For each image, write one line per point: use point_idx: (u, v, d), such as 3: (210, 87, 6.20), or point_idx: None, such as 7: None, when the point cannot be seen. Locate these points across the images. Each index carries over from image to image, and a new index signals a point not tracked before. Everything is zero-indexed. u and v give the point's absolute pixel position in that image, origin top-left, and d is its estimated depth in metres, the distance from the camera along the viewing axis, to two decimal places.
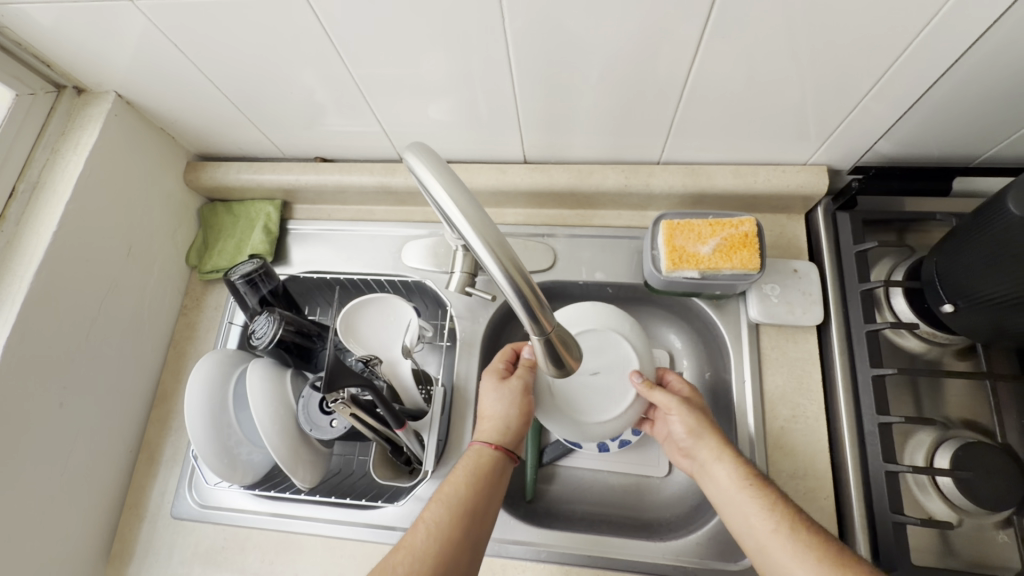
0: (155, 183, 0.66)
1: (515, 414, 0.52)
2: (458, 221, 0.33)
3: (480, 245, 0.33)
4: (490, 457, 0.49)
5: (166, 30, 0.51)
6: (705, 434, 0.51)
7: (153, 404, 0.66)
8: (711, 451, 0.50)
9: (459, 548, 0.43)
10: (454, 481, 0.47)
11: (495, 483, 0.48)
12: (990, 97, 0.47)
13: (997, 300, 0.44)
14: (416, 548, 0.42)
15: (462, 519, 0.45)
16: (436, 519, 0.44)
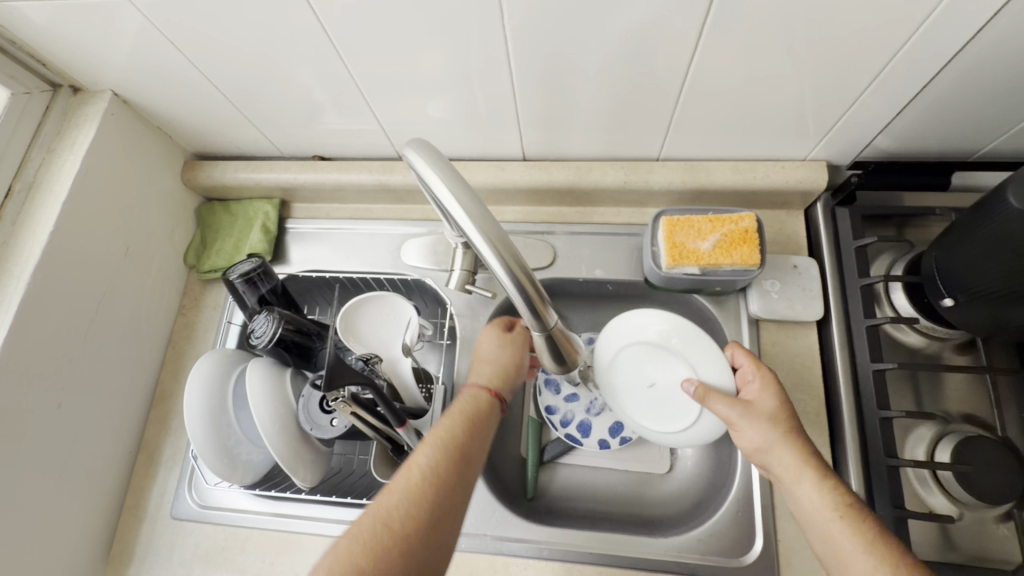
0: (153, 182, 0.65)
1: (513, 361, 0.51)
2: (460, 219, 0.33)
3: (481, 242, 0.33)
4: (481, 402, 0.48)
5: (162, 28, 0.51)
6: (779, 446, 0.45)
7: (152, 404, 0.66)
8: (790, 468, 0.44)
9: (454, 495, 0.41)
10: (445, 427, 0.45)
11: (486, 428, 0.47)
12: (989, 91, 0.47)
13: (997, 294, 0.44)
14: (407, 496, 0.40)
15: (456, 464, 0.43)
16: (429, 465, 0.42)
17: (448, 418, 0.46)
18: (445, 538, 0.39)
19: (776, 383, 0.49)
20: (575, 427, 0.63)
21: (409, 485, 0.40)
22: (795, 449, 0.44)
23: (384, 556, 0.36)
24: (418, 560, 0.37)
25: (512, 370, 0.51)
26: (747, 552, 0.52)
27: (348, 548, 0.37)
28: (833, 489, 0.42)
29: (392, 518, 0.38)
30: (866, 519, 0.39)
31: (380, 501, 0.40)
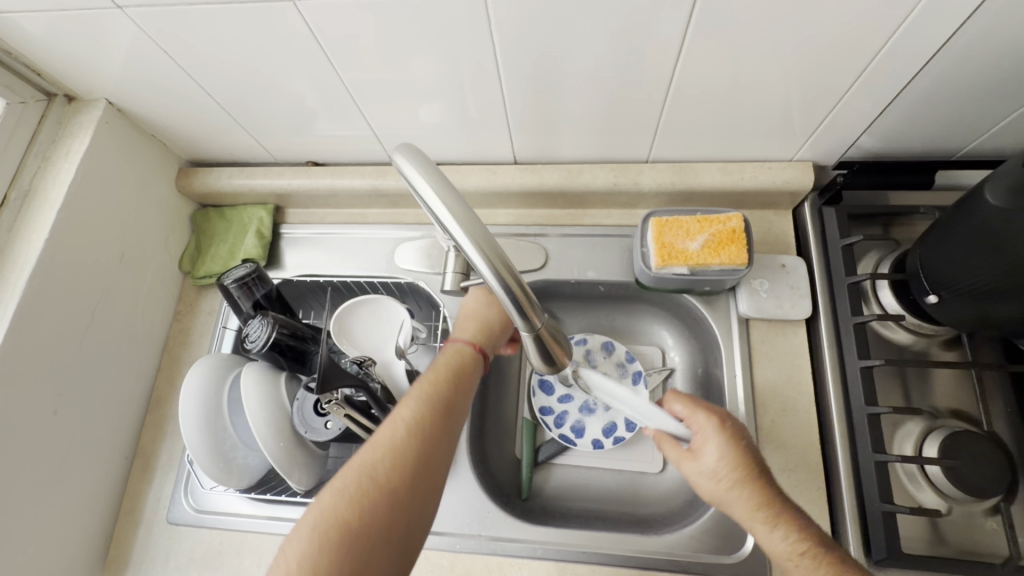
0: (148, 190, 0.66)
1: (496, 315, 0.55)
2: (448, 222, 0.34)
3: (470, 246, 0.34)
4: (463, 356, 0.50)
5: (156, 38, 0.52)
6: (730, 499, 0.44)
7: (147, 410, 0.66)
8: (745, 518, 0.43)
9: (437, 444, 0.42)
10: (425, 382, 0.46)
11: (466, 383, 0.48)
12: (969, 91, 0.48)
13: (980, 290, 0.45)
14: (391, 446, 0.41)
15: (439, 417, 0.44)
16: (413, 417, 0.43)
17: (428, 374, 0.47)
18: (430, 486, 0.41)
19: (716, 429, 0.47)
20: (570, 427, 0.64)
21: (393, 436, 0.41)
22: (745, 498, 0.43)
23: (371, 503, 0.37)
24: (405, 508, 0.38)
25: (494, 324, 0.55)
26: (740, 548, 0.52)
27: (335, 499, 0.37)
28: (787, 535, 0.41)
29: (378, 467, 0.39)
30: (823, 564, 0.38)
31: (364, 452, 0.40)
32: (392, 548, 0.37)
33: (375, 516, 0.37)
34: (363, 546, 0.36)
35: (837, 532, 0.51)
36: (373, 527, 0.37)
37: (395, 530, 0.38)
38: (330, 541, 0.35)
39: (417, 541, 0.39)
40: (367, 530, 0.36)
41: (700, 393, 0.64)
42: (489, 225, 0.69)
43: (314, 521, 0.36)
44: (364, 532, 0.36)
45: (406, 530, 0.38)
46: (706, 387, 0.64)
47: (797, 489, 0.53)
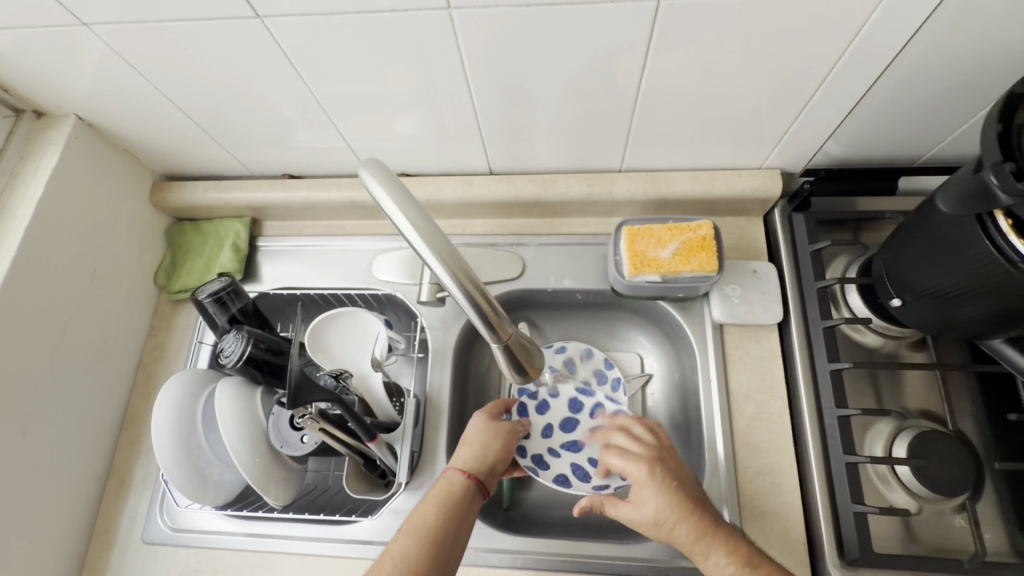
0: (121, 205, 0.65)
1: (492, 447, 0.54)
2: (413, 239, 0.34)
3: (436, 262, 0.34)
4: (453, 487, 0.49)
5: (126, 55, 0.51)
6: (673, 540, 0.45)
7: (122, 427, 0.65)
8: (686, 552, 0.45)
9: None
10: (404, 535, 0.45)
11: (457, 520, 0.47)
12: (924, 98, 0.50)
13: (940, 292, 0.46)
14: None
15: (429, 549, 0.44)
16: (402, 553, 0.43)
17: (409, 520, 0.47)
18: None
19: (653, 480, 0.48)
20: (557, 474, 0.59)
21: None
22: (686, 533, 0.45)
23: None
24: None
25: (494, 461, 0.53)
26: None
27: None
28: (722, 560, 0.43)
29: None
30: None
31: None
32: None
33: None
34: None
35: (811, 533, 0.51)
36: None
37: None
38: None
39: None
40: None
41: (677, 398, 0.65)
42: (467, 235, 0.69)
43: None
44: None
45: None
46: (683, 392, 0.64)
47: (771, 492, 0.53)
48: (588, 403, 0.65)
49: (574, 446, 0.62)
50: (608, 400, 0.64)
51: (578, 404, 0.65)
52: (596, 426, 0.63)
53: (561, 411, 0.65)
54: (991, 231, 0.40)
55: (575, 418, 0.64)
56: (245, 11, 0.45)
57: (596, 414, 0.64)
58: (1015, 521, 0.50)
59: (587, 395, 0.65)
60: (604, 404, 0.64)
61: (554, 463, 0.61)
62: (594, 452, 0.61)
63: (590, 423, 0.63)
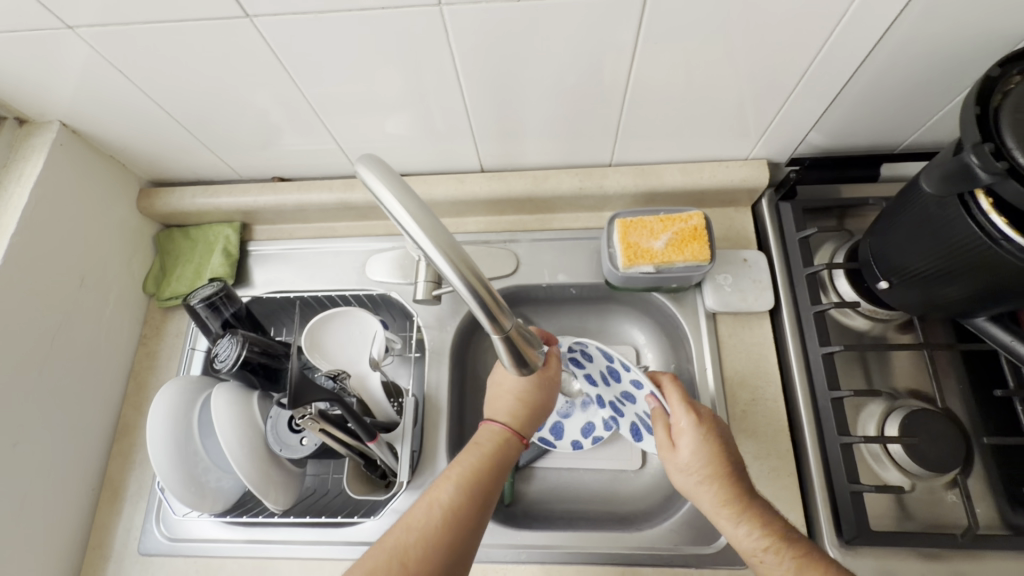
0: (108, 211, 0.64)
1: (534, 399, 0.52)
2: (413, 233, 0.34)
3: (437, 255, 0.34)
4: (491, 442, 0.50)
5: (112, 59, 0.51)
6: (702, 492, 0.48)
7: (114, 439, 0.64)
8: (714, 512, 0.47)
9: (446, 549, 0.43)
10: (442, 482, 0.47)
11: (495, 472, 0.48)
12: (903, 86, 0.51)
13: (925, 273, 0.48)
14: (393, 549, 0.42)
15: (471, 502, 0.46)
16: (446, 502, 0.45)
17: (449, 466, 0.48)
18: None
19: (696, 436, 0.49)
20: (622, 423, 0.62)
21: (396, 542, 0.43)
22: (709, 500, 0.47)
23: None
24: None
25: (534, 409, 0.52)
26: (718, 537, 0.53)
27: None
28: (751, 529, 0.45)
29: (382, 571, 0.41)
30: (784, 555, 0.43)
31: (369, 557, 0.42)
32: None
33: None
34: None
35: (808, 513, 0.52)
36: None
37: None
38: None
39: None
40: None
41: None
42: (460, 233, 0.70)
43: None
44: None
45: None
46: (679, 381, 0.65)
47: (768, 475, 0.54)
48: (622, 343, 0.62)
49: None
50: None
51: None
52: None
53: None
54: (974, 211, 0.41)
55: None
56: (235, 12, 0.45)
57: None
58: (1004, 496, 0.51)
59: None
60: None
61: (617, 411, 0.62)
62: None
63: None
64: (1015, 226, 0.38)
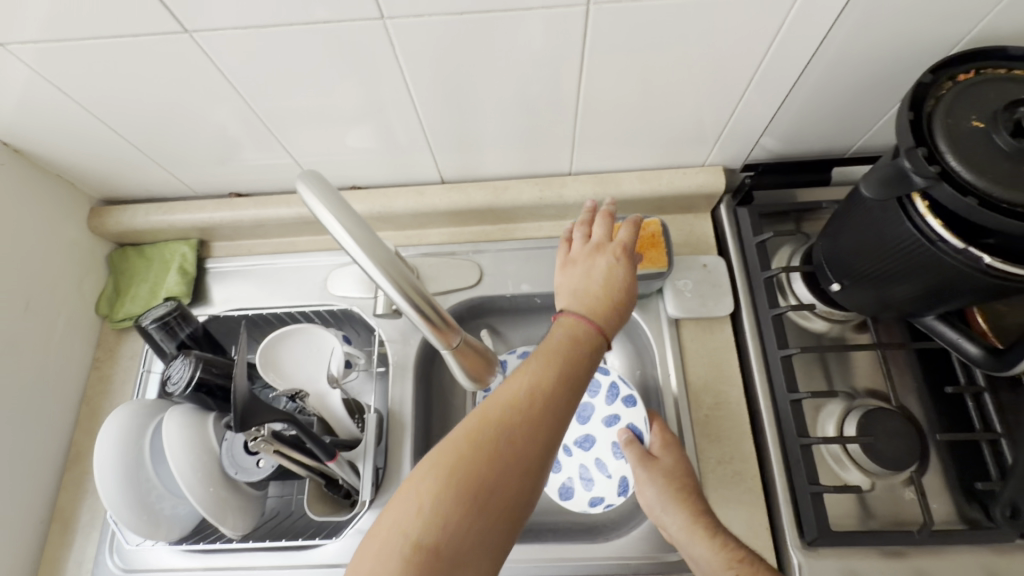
0: (56, 232, 0.62)
1: (611, 291, 0.46)
2: (360, 257, 0.36)
3: (384, 279, 0.37)
4: (571, 333, 0.42)
5: (52, 78, 0.49)
6: (677, 503, 0.50)
7: (65, 468, 0.61)
8: (687, 525, 0.48)
9: (526, 438, 0.36)
10: (526, 374, 0.39)
11: (580, 363, 0.40)
12: (845, 92, 0.52)
13: (874, 274, 0.49)
14: (469, 429, 0.36)
15: (556, 393, 0.38)
16: (529, 388, 0.38)
17: (531, 358, 0.40)
18: (509, 494, 0.35)
19: (678, 452, 0.54)
20: (565, 476, 0.60)
21: (474, 421, 0.37)
22: (684, 511, 0.49)
23: (440, 504, 0.34)
24: (477, 509, 0.34)
25: (611, 301, 0.46)
26: None
27: (400, 500, 0.35)
28: (724, 541, 0.46)
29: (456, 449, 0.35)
30: (756, 564, 0.44)
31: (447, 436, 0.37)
32: (457, 556, 0.33)
33: (446, 527, 0.33)
34: (424, 562, 0.32)
35: (772, 515, 0.53)
36: (436, 535, 0.33)
37: (471, 541, 0.34)
38: (392, 549, 0.33)
39: (497, 550, 0.35)
40: (431, 542, 0.33)
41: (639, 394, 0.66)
42: (422, 245, 0.69)
43: (389, 517, 0.34)
44: (426, 548, 0.33)
45: (481, 536, 0.34)
46: (644, 387, 0.65)
47: (732, 480, 0.55)
48: (606, 382, 0.62)
49: (586, 443, 0.61)
50: (622, 383, 0.61)
51: (595, 383, 0.62)
52: (609, 418, 0.61)
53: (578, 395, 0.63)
54: (911, 213, 0.42)
55: (591, 405, 0.62)
56: (174, 27, 0.45)
57: (611, 400, 0.61)
58: (961, 490, 0.52)
59: (604, 374, 0.62)
60: (621, 385, 0.61)
61: (565, 463, 0.61)
62: (602, 452, 0.61)
63: (605, 412, 0.61)
64: (950, 228, 0.40)
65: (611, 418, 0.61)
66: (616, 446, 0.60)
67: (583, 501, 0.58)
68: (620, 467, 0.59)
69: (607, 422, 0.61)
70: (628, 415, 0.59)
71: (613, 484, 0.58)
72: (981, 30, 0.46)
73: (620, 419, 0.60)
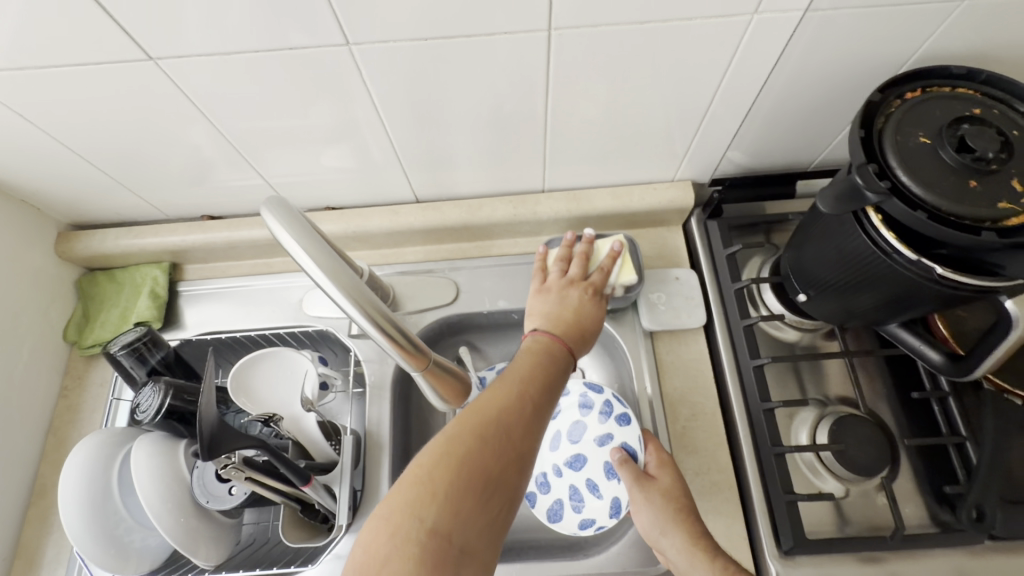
0: (21, 259, 0.61)
1: (574, 318, 0.53)
2: (328, 287, 0.37)
3: (354, 308, 0.38)
4: (547, 347, 0.48)
5: (14, 105, 0.49)
6: (677, 524, 0.49)
7: (31, 500, 0.60)
8: (688, 548, 0.47)
9: (522, 434, 0.39)
10: (515, 379, 0.42)
11: (557, 369, 0.46)
12: (803, 108, 0.54)
13: (836, 284, 0.50)
14: (469, 422, 0.38)
15: (543, 390, 0.42)
16: (524, 386, 0.41)
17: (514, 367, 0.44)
18: (513, 482, 0.37)
19: (676, 472, 0.53)
20: (553, 498, 0.59)
21: (473, 416, 0.38)
22: (684, 534, 0.48)
23: (454, 494, 0.34)
24: (485, 499, 0.35)
25: (574, 326, 0.52)
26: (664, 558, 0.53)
27: (409, 489, 0.34)
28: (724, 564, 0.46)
29: (465, 440, 0.36)
30: None
31: (443, 430, 0.38)
32: (468, 542, 0.34)
33: (460, 516, 0.34)
34: (440, 547, 0.32)
35: (749, 526, 0.53)
36: (450, 523, 0.33)
37: (478, 530, 0.34)
38: (407, 536, 0.32)
39: (497, 541, 0.36)
40: (447, 527, 0.33)
41: None
42: (399, 264, 0.69)
43: (396, 506, 0.34)
44: (441, 534, 0.33)
45: (487, 525, 0.35)
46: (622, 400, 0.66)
47: (710, 491, 0.55)
48: (599, 400, 0.61)
49: (577, 463, 0.60)
50: (615, 401, 0.60)
51: (588, 401, 0.61)
52: (602, 437, 0.60)
53: (571, 414, 0.63)
54: (866, 226, 0.44)
55: (583, 424, 0.61)
56: (138, 54, 0.45)
57: (604, 418, 0.60)
58: (930, 493, 0.53)
59: (596, 393, 0.62)
60: (614, 403, 0.60)
61: (554, 484, 0.60)
62: (594, 472, 0.59)
63: (597, 430, 0.60)
64: (903, 241, 0.41)
65: (604, 437, 0.60)
66: (608, 466, 0.59)
67: (573, 524, 0.57)
68: (613, 488, 0.58)
69: (600, 441, 0.60)
70: (622, 434, 0.58)
71: (606, 505, 0.57)
72: (926, 50, 0.48)
73: (612, 438, 0.59)
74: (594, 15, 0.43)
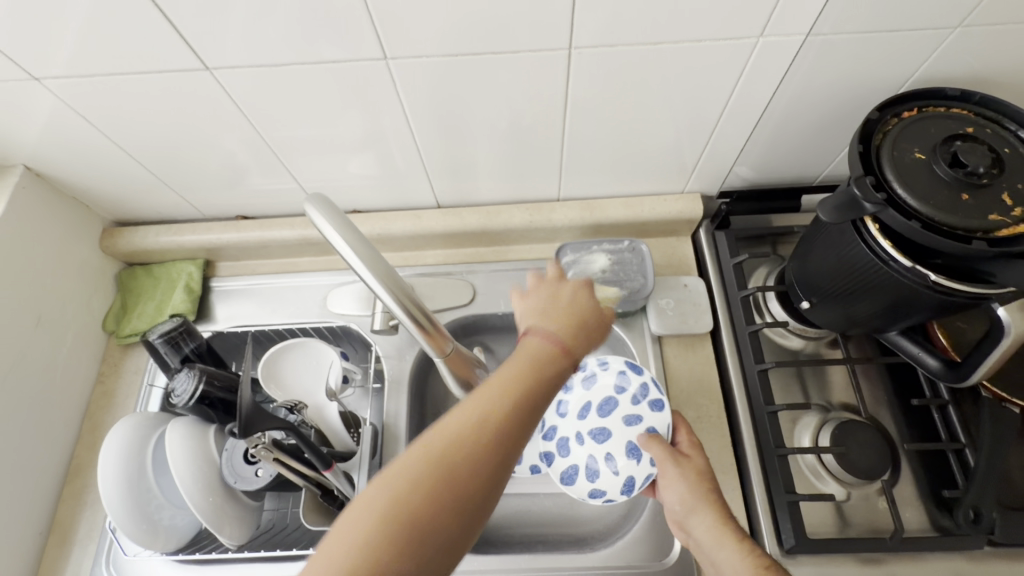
0: (69, 251, 0.65)
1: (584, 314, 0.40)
2: (365, 275, 0.40)
3: (387, 294, 0.41)
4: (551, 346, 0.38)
5: (75, 106, 0.53)
6: (710, 502, 0.48)
7: (66, 480, 0.63)
8: (720, 526, 0.46)
9: (519, 441, 0.34)
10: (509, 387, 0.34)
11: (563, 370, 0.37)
12: (807, 126, 0.57)
13: (836, 292, 0.52)
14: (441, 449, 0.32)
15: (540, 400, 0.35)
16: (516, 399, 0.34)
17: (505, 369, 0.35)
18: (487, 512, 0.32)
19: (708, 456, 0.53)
20: (570, 463, 0.59)
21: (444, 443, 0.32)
22: (716, 513, 0.47)
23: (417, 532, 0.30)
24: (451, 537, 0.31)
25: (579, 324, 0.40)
26: (668, 555, 0.55)
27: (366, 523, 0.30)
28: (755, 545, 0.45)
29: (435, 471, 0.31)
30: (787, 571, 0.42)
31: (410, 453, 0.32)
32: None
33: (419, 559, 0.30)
34: None
35: (753, 524, 0.55)
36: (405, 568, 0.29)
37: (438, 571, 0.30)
38: (366, 548, 0.29)
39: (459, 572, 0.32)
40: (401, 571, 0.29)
41: None
42: (419, 266, 0.73)
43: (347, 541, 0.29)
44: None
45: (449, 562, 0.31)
46: None
47: None
48: (637, 381, 0.60)
49: (600, 436, 0.59)
50: (652, 386, 0.58)
51: (625, 381, 0.60)
52: (631, 416, 0.58)
53: (605, 389, 0.61)
54: (864, 235, 0.46)
55: (615, 400, 0.60)
56: (195, 64, 0.49)
57: (637, 400, 0.58)
58: (929, 499, 0.54)
59: (636, 373, 0.60)
60: (650, 387, 0.59)
61: (573, 450, 0.59)
62: (615, 448, 0.58)
63: (628, 411, 0.59)
64: (898, 249, 0.44)
65: (633, 418, 0.58)
66: (632, 446, 0.57)
67: (583, 491, 0.56)
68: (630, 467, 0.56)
69: (629, 420, 0.58)
70: (651, 418, 0.57)
71: (619, 481, 0.56)
72: (924, 72, 0.51)
73: (641, 421, 0.58)
74: (613, 36, 0.47)
